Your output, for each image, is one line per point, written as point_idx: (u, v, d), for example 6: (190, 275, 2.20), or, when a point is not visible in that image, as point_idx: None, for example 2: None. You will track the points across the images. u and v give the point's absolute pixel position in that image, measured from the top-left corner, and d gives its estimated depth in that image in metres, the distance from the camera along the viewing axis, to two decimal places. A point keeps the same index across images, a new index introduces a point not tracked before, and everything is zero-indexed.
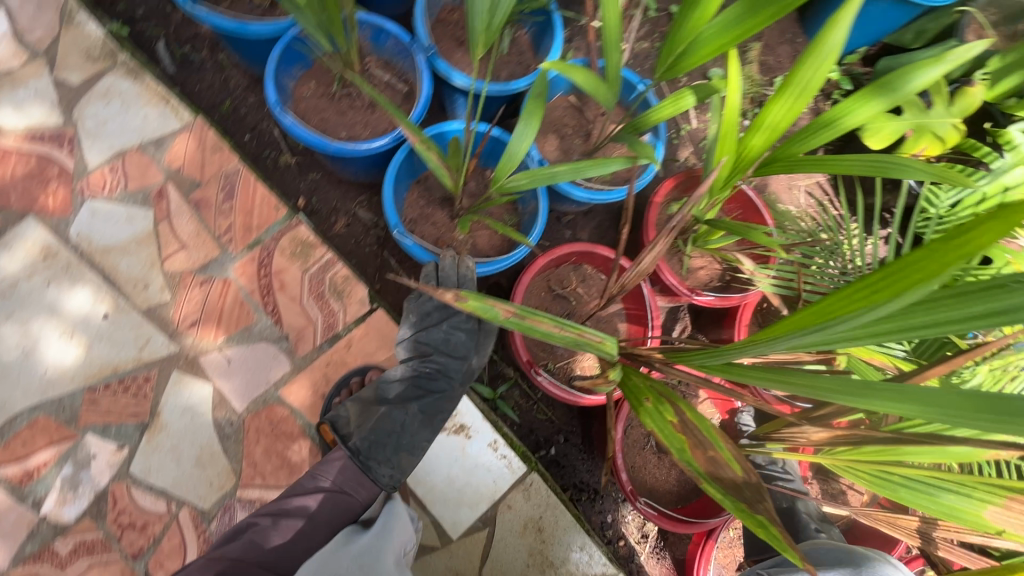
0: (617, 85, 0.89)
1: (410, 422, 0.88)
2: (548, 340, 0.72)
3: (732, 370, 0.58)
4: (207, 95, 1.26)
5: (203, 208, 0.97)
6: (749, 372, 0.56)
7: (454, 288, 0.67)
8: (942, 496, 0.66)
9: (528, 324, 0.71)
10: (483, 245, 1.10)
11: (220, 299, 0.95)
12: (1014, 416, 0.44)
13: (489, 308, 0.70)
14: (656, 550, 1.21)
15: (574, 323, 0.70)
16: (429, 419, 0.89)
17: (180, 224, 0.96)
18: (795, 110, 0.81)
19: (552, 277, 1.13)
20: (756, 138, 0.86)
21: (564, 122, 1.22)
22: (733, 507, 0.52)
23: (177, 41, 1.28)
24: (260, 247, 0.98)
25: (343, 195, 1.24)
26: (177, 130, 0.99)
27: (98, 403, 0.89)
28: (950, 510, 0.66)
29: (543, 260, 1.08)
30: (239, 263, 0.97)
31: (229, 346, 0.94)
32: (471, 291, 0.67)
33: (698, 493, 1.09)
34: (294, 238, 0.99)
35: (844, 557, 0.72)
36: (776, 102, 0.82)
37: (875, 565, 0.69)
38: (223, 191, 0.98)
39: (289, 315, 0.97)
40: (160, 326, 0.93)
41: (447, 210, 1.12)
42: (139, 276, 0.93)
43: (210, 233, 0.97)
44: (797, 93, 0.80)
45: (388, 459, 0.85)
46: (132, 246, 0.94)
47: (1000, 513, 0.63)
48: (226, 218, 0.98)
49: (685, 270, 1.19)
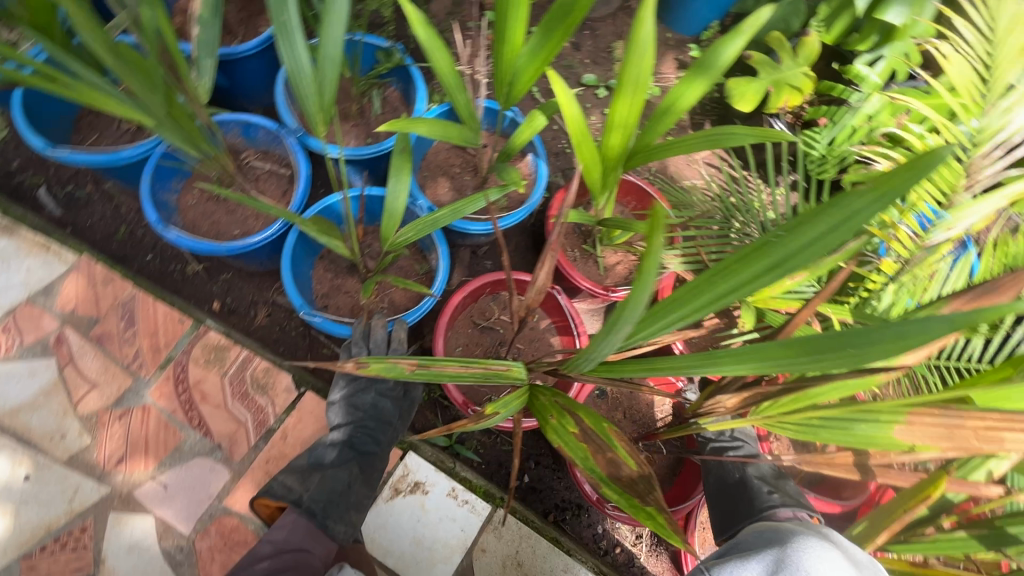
0: (471, 123, 0.93)
1: (355, 483, 0.85)
2: (457, 382, 0.72)
3: (614, 366, 0.61)
4: (100, 226, 1.26)
5: (106, 342, 0.97)
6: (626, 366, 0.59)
7: (353, 361, 0.67)
8: (856, 427, 0.70)
9: (435, 373, 0.71)
10: (399, 300, 1.13)
11: (142, 428, 0.94)
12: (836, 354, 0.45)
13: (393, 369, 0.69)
14: (653, 547, 1.21)
15: (479, 361, 0.71)
16: (369, 482, 0.89)
17: (85, 364, 0.95)
18: (636, 106, 0.87)
19: (474, 311, 1.16)
20: (613, 137, 0.93)
21: (450, 163, 1.27)
22: (627, 503, 0.55)
23: (59, 182, 1.28)
24: (172, 364, 0.98)
25: (258, 287, 1.25)
26: (65, 273, 1.00)
27: (37, 568, 0.86)
28: (863, 439, 0.69)
29: (456, 300, 1.10)
30: (154, 385, 0.96)
31: (162, 472, 0.92)
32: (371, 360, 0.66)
33: (670, 481, 1.09)
34: (205, 346, 0.99)
35: (772, 536, 0.73)
36: (618, 104, 0.89)
37: (796, 540, 0.70)
38: (123, 320, 0.98)
39: (217, 423, 0.96)
40: (87, 471, 0.91)
41: (356, 276, 1.14)
42: (54, 427, 0.92)
43: (118, 364, 0.96)
44: (632, 92, 0.87)
45: (338, 516, 0.81)
46: (41, 400, 0.93)
47: (906, 430, 0.65)
48: (132, 345, 0.97)
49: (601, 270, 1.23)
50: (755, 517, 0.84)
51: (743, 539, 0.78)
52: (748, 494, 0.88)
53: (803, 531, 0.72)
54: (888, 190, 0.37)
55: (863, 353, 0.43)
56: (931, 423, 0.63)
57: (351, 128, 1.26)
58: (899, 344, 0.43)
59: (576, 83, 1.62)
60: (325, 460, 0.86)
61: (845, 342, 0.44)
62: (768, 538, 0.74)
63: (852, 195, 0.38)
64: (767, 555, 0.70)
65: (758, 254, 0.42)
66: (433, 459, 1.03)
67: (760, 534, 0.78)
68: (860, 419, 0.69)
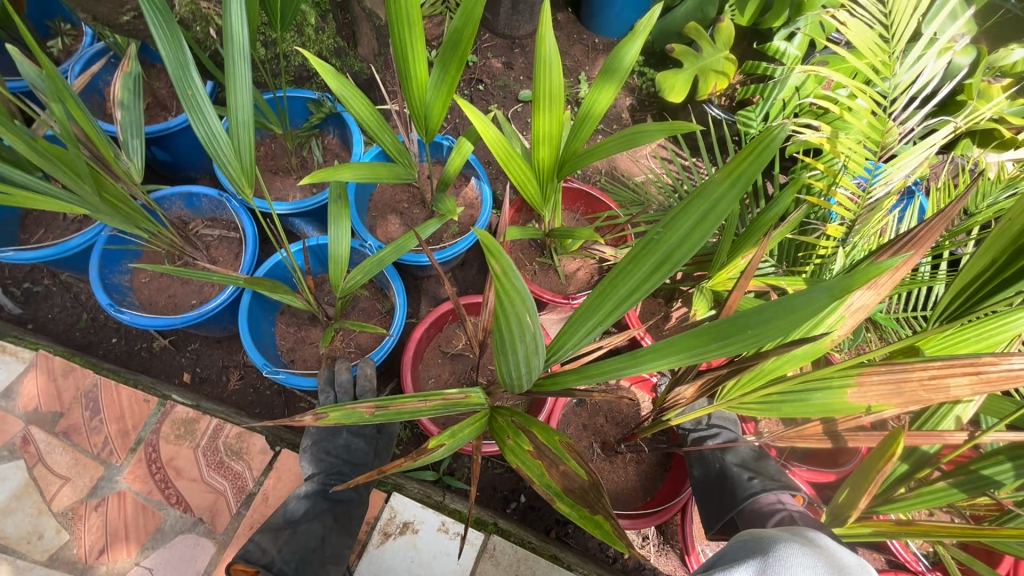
0: (402, 159, 0.96)
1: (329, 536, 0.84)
2: (416, 420, 0.68)
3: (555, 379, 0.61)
4: (61, 318, 1.26)
5: (73, 435, 0.97)
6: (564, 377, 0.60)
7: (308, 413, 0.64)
8: (812, 397, 0.70)
9: (394, 411, 0.68)
10: (365, 342, 1.14)
11: (120, 514, 0.92)
12: (736, 336, 0.48)
13: (349, 414, 0.67)
14: (661, 546, 1.19)
15: (437, 392, 0.69)
16: (346, 530, 0.87)
17: (55, 459, 0.95)
18: (556, 116, 0.90)
19: (440, 340, 1.18)
20: (542, 149, 0.95)
21: (397, 199, 1.28)
22: (577, 514, 0.55)
23: (14, 281, 1.29)
24: (143, 445, 0.97)
25: (227, 352, 1.25)
26: (23, 371, 1.01)
27: None
28: (820, 408, 0.69)
29: (418, 332, 1.10)
30: (128, 469, 0.95)
31: (145, 556, 0.90)
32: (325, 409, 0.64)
33: (662, 476, 1.09)
34: (174, 421, 0.99)
35: (755, 545, 0.70)
36: (538, 116, 0.91)
37: (782, 549, 0.67)
38: (88, 409, 0.98)
39: (195, 496, 0.94)
40: (68, 568, 0.89)
41: (319, 325, 1.14)
42: (30, 529, 0.91)
43: (89, 454, 0.96)
44: (548, 104, 0.90)
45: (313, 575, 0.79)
46: (15, 503, 0.92)
47: (859, 392, 0.66)
48: (100, 433, 0.97)
49: (562, 279, 1.24)
50: (741, 506, 0.87)
51: (726, 550, 0.75)
52: (730, 484, 0.91)
53: (785, 538, 0.70)
54: (739, 174, 0.43)
55: (762, 332, 0.46)
56: (881, 382, 0.64)
57: (295, 181, 1.28)
58: (790, 319, 0.46)
59: (513, 100, 1.66)
60: (297, 514, 0.85)
61: (745, 322, 0.47)
62: (752, 547, 0.71)
63: (709, 186, 0.44)
64: (751, 566, 0.67)
65: (646, 254, 0.46)
66: (420, 497, 1.03)
67: (743, 542, 0.75)
68: (815, 387, 0.70)
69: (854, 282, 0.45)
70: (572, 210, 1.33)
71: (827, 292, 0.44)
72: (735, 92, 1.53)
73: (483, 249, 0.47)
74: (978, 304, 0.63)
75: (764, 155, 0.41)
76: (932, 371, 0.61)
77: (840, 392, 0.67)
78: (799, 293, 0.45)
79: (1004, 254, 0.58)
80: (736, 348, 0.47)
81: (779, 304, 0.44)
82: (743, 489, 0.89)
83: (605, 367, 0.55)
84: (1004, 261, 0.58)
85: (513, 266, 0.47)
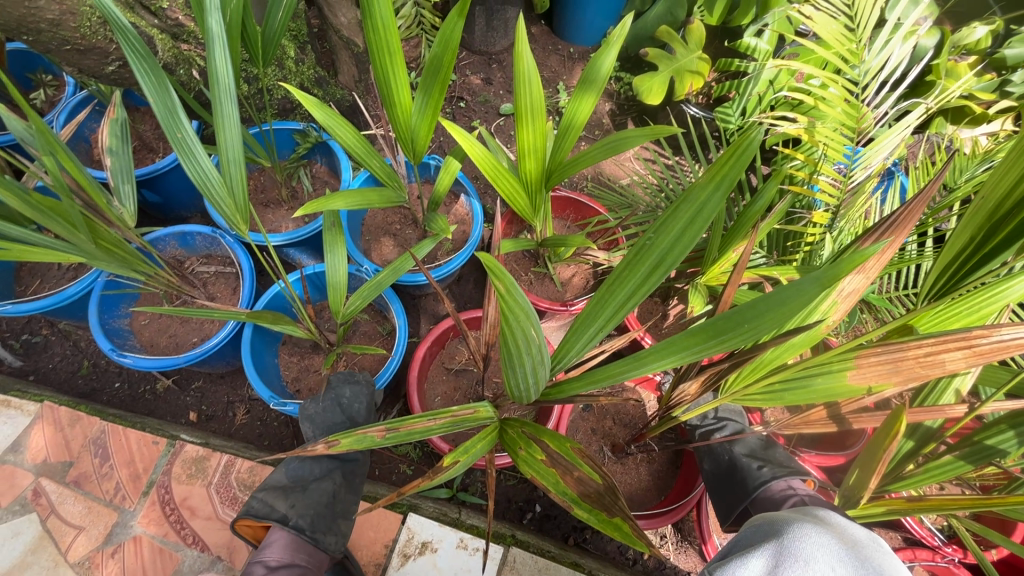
0: (392, 182, 0.97)
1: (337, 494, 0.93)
2: (428, 438, 0.69)
3: (561, 387, 0.62)
4: (62, 367, 1.26)
5: (84, 483, 0.96)
6: (570, 385, 0.60)
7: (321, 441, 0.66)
8: (813, 382, 0.72)
9: (405, 432, 0.69)
10: (369, 366, 1.15)
11: (137, 560, 0.92)
12: (734, 332, 0.49)
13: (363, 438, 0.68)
14: (679, 544, 1.19)
15: (445, 408, 0.70)
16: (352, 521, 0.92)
17: (68, 510, 0.94)
18: (539, 131, 0.93)
19: (443, 357, 1.19)
20: (528, 163, 0.97)
21: (389, 221, 1.30)
22: (597, 519, 0.56)
23: (12, 335, 1.28)
24: (155, 487, 0.97)
25: (231, 387, 1.25)
26: (29, 424, 1.01)
27: None
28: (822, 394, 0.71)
29: (421, 351, 1.11)
30: (142, 513, 0.95)
31: None
32: (337, 435, 0.65)
33: (674, 473, 1.10)
34: (185, 460, 0.99)
35: (769, 528, 0.72)
36: (522, 133, 0.93)
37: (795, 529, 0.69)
38: (97, 456, 0.98)
39: (212, 535, 0.94)
40: None
41: (322, 352, 1.15)
42: None
43: (101, 501, 0.95)
44: (530, 120, 0.92)
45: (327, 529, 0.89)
46: (30, 557, 0.91)
47: (859, 373, 0.67)
48: (111, 479, 0.97)
49: (558, 286, 1.26)
50: (753, 495, 0.88)
51: (741, 537, 0.75)
52: (740, 475, 0.92)
53: (797, 519, 0.72)
54: (722, 178, 0.45)
55: (757, 325, 0.47)
56: (879, 361, 0.65)
57: (286, 212, 1.29)
58: (784, 312, 0.47)
59: (495, 115, 1.69)
60: (314, 543, 0.86)
61: (742, 318, 0.48)
62: (765, 531, 0.72)
63: (695, 190, 0.46)
64: (767, 549, 0.68)
65: (640, 259, 0.47)
66: (437, 516, 1.03)
67: (757, 528, 0.76)
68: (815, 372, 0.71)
69: (842, 270, 0.47)
70: (563, 219, 1.36)
71: (815, 282, 0.46)
72: (711, 91, 1.57)
73: (486, 271, 0.51)
74: (964, 280, 0.64)
75: (744, 158, 0.43)
76: (927, 346, 0.62)
77: (840, 375, 0.68)
78: (791, 284, 0.46)
79: (982, 230, 0.60)
80: (733, 343, 0.48)
81: (772, 296, 0.45)
82: (753, 477, 0.90)
83: (609, 372, 0.55)
84: (984, 237, 0.60)
85: (515, 284, 0.50)
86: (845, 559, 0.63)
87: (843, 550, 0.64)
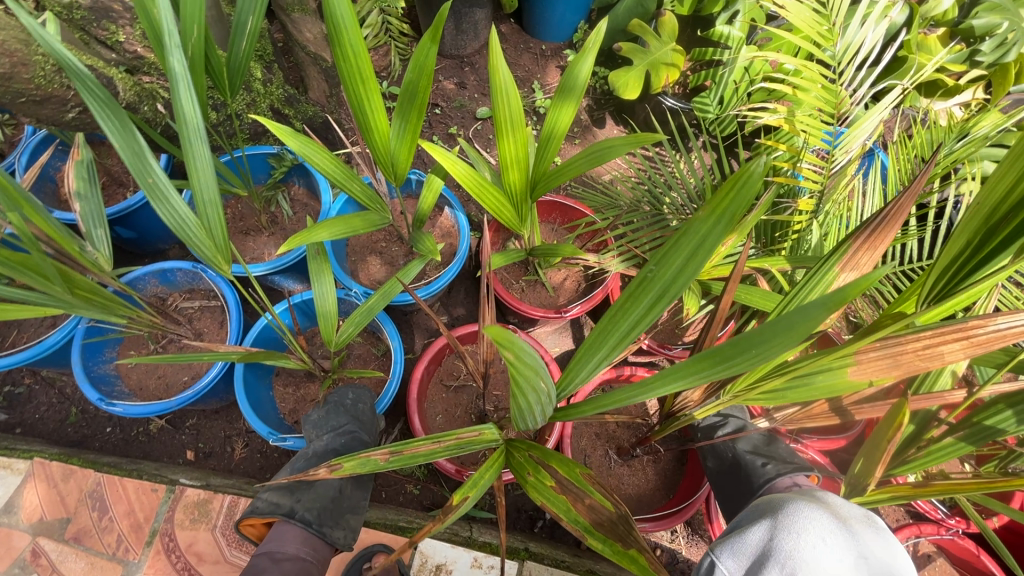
0: (375, 205, 0.95)
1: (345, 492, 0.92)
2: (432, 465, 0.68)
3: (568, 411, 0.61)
4: (50, 416, 1.22)
5: (84, 538, 0.94)
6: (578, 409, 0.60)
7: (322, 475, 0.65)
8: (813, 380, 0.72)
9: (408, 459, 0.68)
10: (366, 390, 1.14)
11: None
12: (741, 356, 0.48)
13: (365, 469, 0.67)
14: (690, 537, 1.21)
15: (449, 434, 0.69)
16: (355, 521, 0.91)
17: (70, 567, 0.92)
18: (520, 141, 0.91)
19: (441, 374, 1.18)
20: (512, 174, 0.95)
21: (374, 239, 1.28)
22: (612, 550, 0.55)
23: None
24: (159, 536, 0.95)
25: (227, 422, 1.23)
26: (21, 483, 0.98)
27: None
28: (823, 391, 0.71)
29: (419, 371, 1.10)
30: (147, 564, 0.93)
31: None
32: (339, 468, 0.64)
33: (680, 471, 1.10)
34: (186, 505, 0.97)
35: (766, 509, 0.73)
36: (503, 144, 0.92)
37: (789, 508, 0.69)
38: (96, 509, 0.96)
39: None
40: None
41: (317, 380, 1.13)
42: None
43: (104, 555, 0.93)
44: (510, 131, 0.90)
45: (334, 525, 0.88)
46: None
47: (860, 369, 0.67)
48: (112, 531, 0.94)
49: (551, 292, 1.25)
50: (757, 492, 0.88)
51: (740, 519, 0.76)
52: (745, 472, 0.92)
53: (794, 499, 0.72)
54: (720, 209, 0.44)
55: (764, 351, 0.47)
56: (877, 356, 0.66)
57: (268, 239, 1.26)
58: (790, 334, 0.46)
59: (472, 120, 1.67)
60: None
61: (747, 343, 0.47)
62: (763, 510, 0.74)
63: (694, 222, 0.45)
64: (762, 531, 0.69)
65: (641, 290, 0.47)
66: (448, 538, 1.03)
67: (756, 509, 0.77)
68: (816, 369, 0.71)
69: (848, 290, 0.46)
70: (549, 223, 1.35)
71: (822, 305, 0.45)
72: (686, 80, 1.56)
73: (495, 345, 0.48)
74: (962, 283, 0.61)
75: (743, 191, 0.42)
76: (924, 337, 0.63)
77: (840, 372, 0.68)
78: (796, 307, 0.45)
79: (977, 236, 0.56)
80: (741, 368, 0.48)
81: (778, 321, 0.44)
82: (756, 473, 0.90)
83: (617, 397, 0.55)
84: (980, 242, 0.56)
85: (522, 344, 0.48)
86: (835, 534, 0.64)
87: (836, 527, 0.65)
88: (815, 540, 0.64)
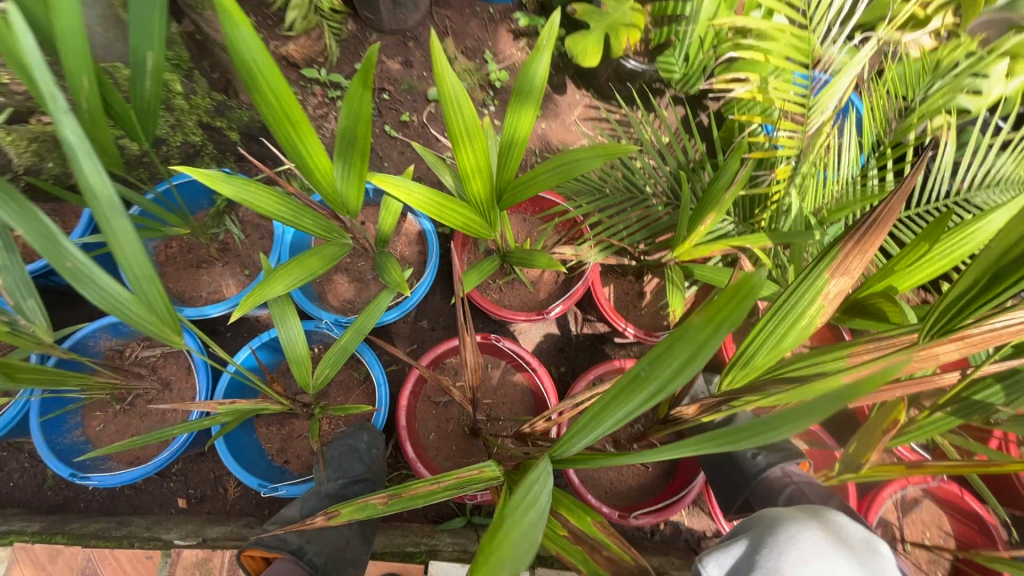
0: (336, 236, 0.88)
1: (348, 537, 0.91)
2: (431, 501, 0.65)
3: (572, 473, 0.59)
4: (24, 482, 1.17)
5: None
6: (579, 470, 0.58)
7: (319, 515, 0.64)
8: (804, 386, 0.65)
9: (407, 493, 0.66)
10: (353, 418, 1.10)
11: None
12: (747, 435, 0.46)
13: (363, 507, 0.64)
14: (691, 507, 1.25)
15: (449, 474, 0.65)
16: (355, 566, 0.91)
17: None
18: (478, 150, 0.83)
19: (429, 390, 1.15)
20: (474, 184, 0.88)
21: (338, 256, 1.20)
22: None
23: None
24: None
25: (214, 462, 1.19)
26: (6, 569, 0.94)
27: None
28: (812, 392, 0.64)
29: (405, 394, 1.06)
30: None
31: None
32: (335, 511, 0.62)
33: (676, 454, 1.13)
34: (185, 565, 0.95)
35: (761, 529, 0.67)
36: (459, 154, 0.83)
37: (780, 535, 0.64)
38: None
39: None
40: None
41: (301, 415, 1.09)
42: None
43: None
44: (467, 140, 0.82)
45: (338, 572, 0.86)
46: None
47: (856, 362, 0.62)
48: None
49: (530, 290, 1.21)
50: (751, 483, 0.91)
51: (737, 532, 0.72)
52: (738, 465, 0.95)
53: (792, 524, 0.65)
54: (722, 319, 0.42)
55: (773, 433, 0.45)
56: (873, 356, 0.61)
57: (222, 268, 1.18)
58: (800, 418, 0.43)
59: (424, 102, 1.55)
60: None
61: (755, 428, 0.45)
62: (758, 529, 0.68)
63: (692, 328, 0.43)
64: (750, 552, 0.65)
65: (637, 386, 0.46)
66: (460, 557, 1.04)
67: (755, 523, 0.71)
68: (807, 372, 0.64)
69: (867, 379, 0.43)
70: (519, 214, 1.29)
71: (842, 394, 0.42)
72: (648, 36, 1.46)
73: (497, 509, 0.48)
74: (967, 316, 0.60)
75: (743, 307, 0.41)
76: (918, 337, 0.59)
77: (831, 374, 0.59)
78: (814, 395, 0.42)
79: (984, 278, 0.57)
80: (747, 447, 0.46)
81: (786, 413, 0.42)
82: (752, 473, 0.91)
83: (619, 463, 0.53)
84: (986, 286, 0.57)
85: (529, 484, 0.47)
86: (827, 554, 0.60)
87: (833, 548, 0.61)
88: (798, 559, 0.60)
